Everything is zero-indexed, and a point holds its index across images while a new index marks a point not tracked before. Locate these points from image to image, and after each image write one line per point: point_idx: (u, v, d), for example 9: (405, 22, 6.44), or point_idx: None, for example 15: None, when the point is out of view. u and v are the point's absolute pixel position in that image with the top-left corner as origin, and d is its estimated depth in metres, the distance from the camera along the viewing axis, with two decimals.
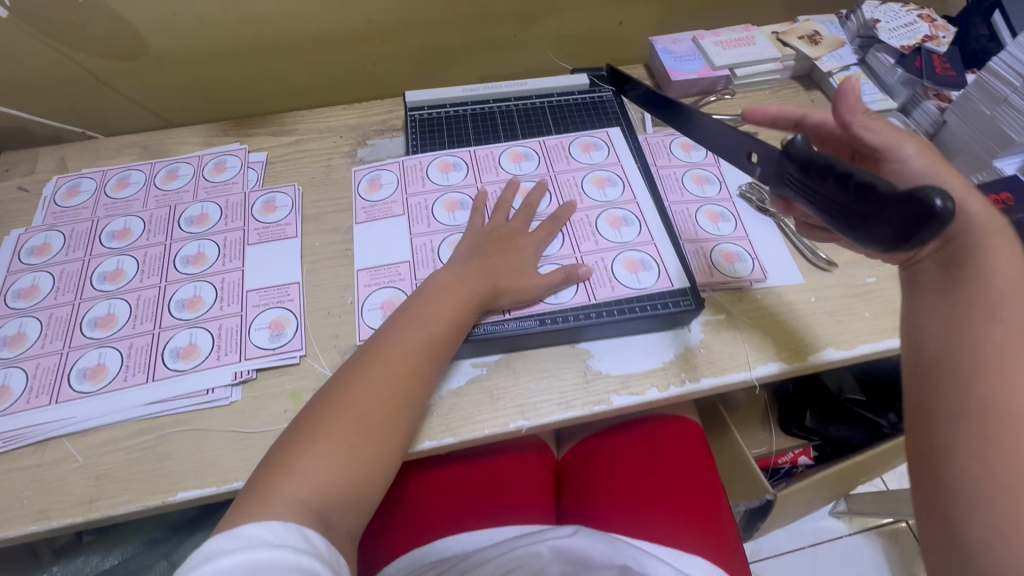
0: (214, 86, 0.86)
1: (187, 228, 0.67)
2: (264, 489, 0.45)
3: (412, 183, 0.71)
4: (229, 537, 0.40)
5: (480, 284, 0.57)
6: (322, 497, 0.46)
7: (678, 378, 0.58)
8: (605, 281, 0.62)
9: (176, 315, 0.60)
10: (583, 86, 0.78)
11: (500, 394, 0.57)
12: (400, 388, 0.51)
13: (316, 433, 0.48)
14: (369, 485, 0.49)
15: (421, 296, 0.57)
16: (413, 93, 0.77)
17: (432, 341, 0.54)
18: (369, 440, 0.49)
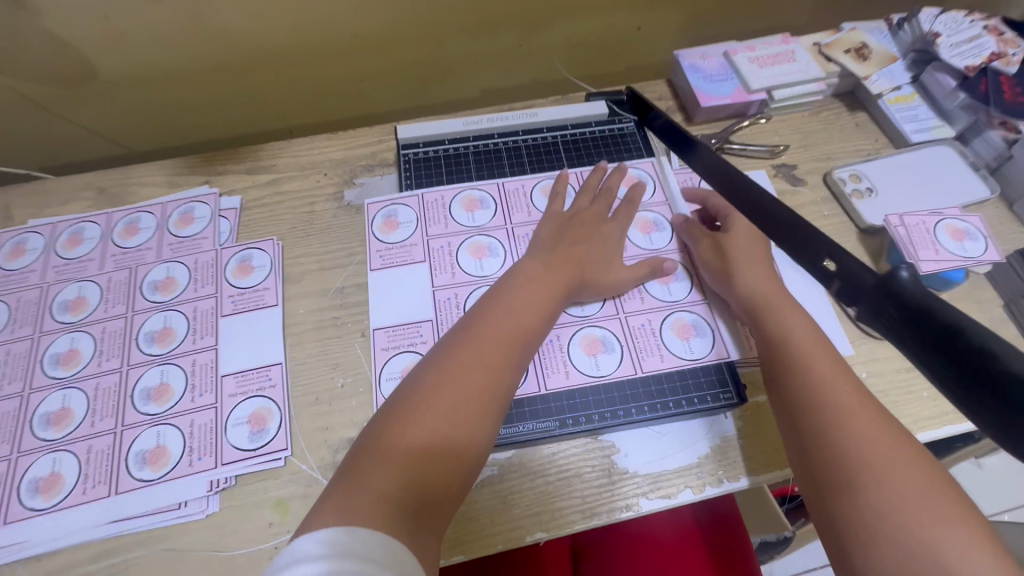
0: (178, 108, 0.76)
1: (151, 296, 0.59)
2: (354, 481, 0.39)
3: (433, 223, 0.62)
4: (309, 542, 0.33)
5: (568, 269, 0.54)
6: (413, 492, 0.39)
7: (715, 477, 0.51)
8: (653, 349, 0.56)
9: (141, 410, 0.52)
10: (601, 116, 0.69)
11: (518, 493, 0.50)
12: (498, 370, 0.46)
13: (412, 412, 0.43)
14: (464, 477, 0.43)
15: (510, 284, 0.52)
16: (406, 128, 0.67)
17: (525, 329, 0.49)
18: (462, 430, 0.43)
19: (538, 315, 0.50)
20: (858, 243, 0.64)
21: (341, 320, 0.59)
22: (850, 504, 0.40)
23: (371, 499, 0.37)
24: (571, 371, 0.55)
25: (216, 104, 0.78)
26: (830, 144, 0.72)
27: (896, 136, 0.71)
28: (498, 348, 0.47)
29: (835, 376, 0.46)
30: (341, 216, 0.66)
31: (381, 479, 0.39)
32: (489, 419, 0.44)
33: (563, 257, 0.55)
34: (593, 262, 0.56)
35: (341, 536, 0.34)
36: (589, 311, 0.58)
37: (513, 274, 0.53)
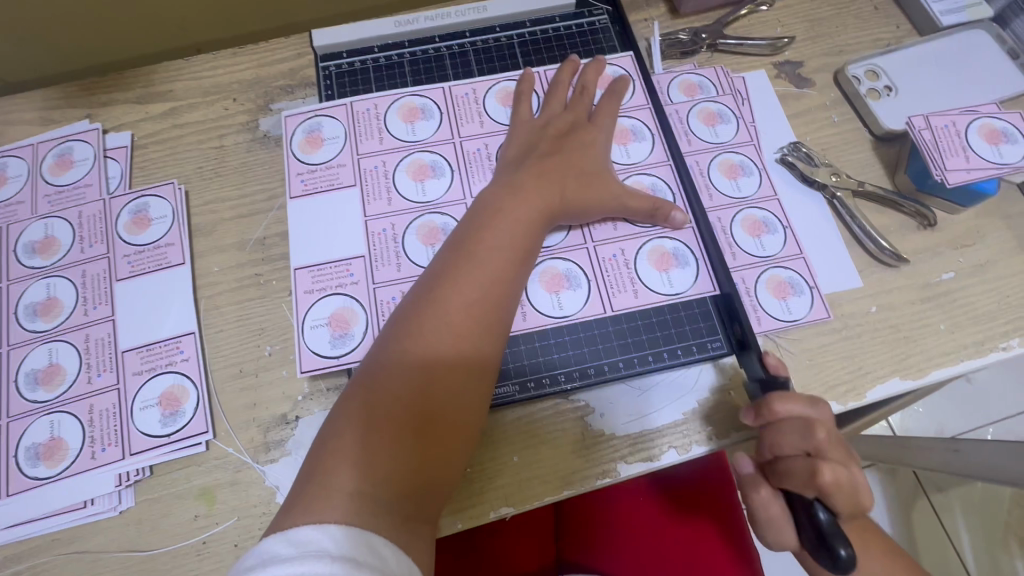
0: (47, 25, 0.62)
1: (28, 261, 0.49)
2: (316, 479, 0.33)
3: (365, 138, 0.50)
4: (285, 539, 0.29)
5: (536, 189, 0.44)
6: (386, 483, 0.33)
7: (703, 435, 0.44)
8: (626, 284, 0.48)
9: (27, 397, 0.44)
10: (566, 9, 0.56)
11: (495, 467, 0.44)
12: (475, 327, 0.38)
13: (378, 391, 0.36)
14: (452, 461, 0.36)
15: (477, 216, 0.43)
16: (324, 34, 0.54)
17: (502, 279, 0.40)
18: (437, 408, 0.36)
19: (512, 257, 0.41)
20: (872, 153, 0.54)
21: (263, 277, 0.49)
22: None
23: (338, 501, 0.31)
24: (531, 311, 0.47)
25: (94, 17, 0.63)
26: (842, 34, 0.59)
27: (922, 20, 0.59)
28: (469, 307, 0.38)
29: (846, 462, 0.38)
30: (256, 151, 0.54)
31: (350, 473, 0.33)
32: (472, 386, 0.37)
33: (534, 175, 0.45)
34: (573, 181, 0.46)
35: (323, 533, 0.29)
36: (552, 241, 0.48)
37: (479, 208, 0.44)
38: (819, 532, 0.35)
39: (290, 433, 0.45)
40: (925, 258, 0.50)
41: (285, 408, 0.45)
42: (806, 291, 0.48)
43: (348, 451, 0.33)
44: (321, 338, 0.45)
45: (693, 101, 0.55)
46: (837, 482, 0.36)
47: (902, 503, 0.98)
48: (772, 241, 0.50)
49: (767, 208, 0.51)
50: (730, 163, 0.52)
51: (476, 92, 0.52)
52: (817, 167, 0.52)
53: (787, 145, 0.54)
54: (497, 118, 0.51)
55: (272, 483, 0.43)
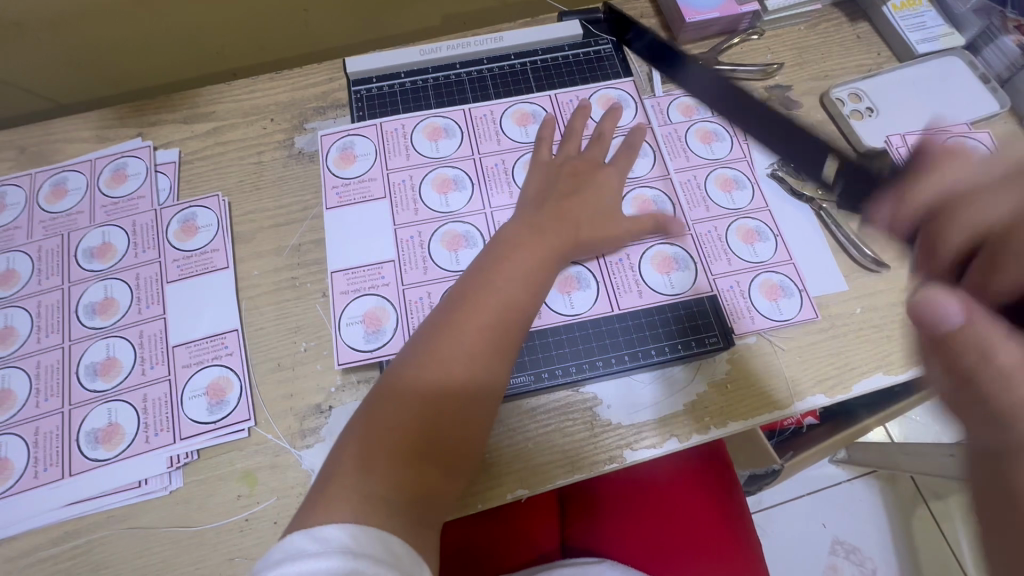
0: (101, 53, 0.68)
1: (88, 265, 0.53)
2: (340, 478, 0.37)
3: (393, 154, 0.56)
4: (310, 536, 0.32)
5: (551, 217, 0.49)
6: (400, 490, 0.37)
7: (702, 424, 0.49)
8: (631, 286, 0.52)
9: (87, 387, 0.49)
10: (575, 37, 0.62)
11: (510, 463, 0.48)
12: (485, 354, 0.43)
13: (397, 405, 0.40)
14: (456, 471, 0.40)
15: (493, 252, 0.47)
16: (355, 60, 0.59)
17: (514, 307, 0.44)
18: (448, 425, 0.40)
19: (525, 288, 0.45)
20: (856, 168, 0.59)
21: (299, 280, 0.54)
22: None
23: (359, 500, 0.35)
24: (544, 310, 0.51)
25: (142, 45, 0.69)
26: (828, 61, 0.65)
27: (900, 48, 0.65)
28: (483, 335, 0.43)
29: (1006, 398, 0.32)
30: (291, 166, 0.60)
31: (369, 473, 0.37)
32: (479, 409, 0.42)
33: (551, 214, 0.49)
34: (582, 212, 0.50)
35: (344, 533, 0.32)
36: None
37: (497, 242, 0.48)
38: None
39: (324, 421, 0.49)
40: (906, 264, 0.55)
41: (320, 399, 0.50)
42: (796, 294, 0.53)
43: (369, 452, 0.38)
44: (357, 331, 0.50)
45: (691, 121, 0.60)
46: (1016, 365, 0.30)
47: (904, 509, 1.00)
48: (765, 248, 0.55)
49: (759, 218, 0.56)
50: (726, 177, 0.57)
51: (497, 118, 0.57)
52: (806, 181, 0.57)
53: (778, 161, 0.60)
54: (513, 136, 0.57)
55: (308, 467, 0.48)
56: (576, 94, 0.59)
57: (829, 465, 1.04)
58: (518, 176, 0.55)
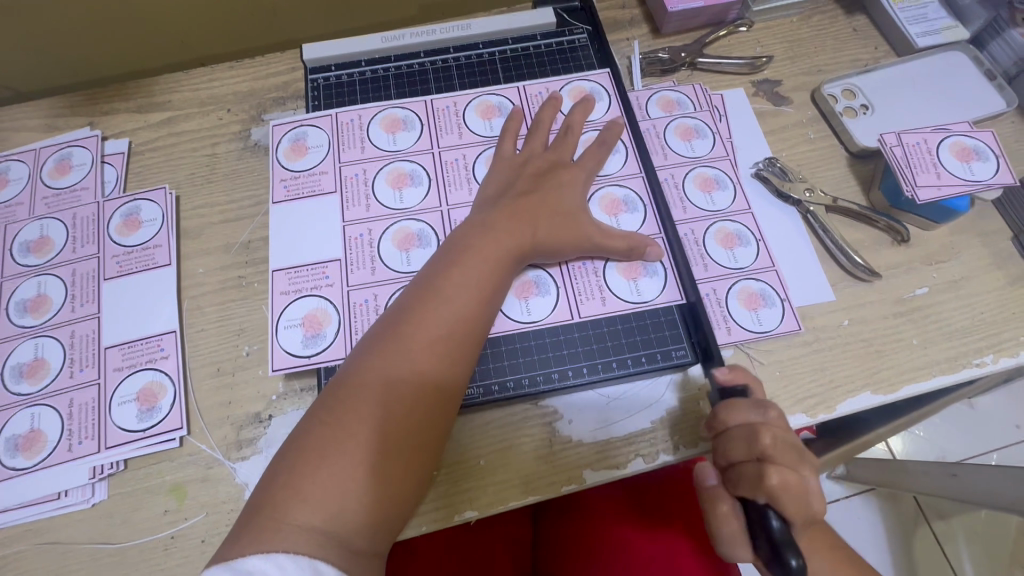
0: (57, 40, 0.65)
1: (23, 259, 0.51)
2: (269, 513, 0.33)
3: (347, 147, 0.52)
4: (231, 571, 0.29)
5: (509, 220, 0.45)
6: (339, 524, 0.34)
7: (670, 444, 0.45)
8: (594, 291, 0.48)
9: (11, 389, 0.46)
10: (548, 26, 0.58)
11: (463, 482, 0.44)
12: (434, 368, 0.39)
13: (332, 427, 0.36)
14: (406, 497, 0.37)
15: (446, 255, 0.44)
16: (313, 47, 0.56)
17: (468, 314, 0.41)
18: (395, 447, 0.36)
19: (480, 294, 0.42)
20: (847, 170, 0.55)
21: (246, 280, 0.51)
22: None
23: (292, 537, 0.32)
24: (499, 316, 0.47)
25: (101, 31, 0.66)
26: (821, 54, 0.61)
27: (899, 42, 0.60)
28: (433, 349, 0.39)
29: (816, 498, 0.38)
30: (246, 159, 0.56)
31: (307, 506, 0.33)
32: (429, 427, 0.38)
33: (508, 214, 0.46)
34: (546, 214, 0.46)
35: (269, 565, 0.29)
36: None
37: (451, 245, 0.44)
38: (771, 542, 0.34)
39: (263, 431, 0.46)
40: (899, 273, 0.51)
41: (259, 407, 0.46)
42: (777, 303, 0.49)
43: (307, 483, 0.34)
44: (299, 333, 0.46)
45: (670, 116, 0.56)
46: (784, 483, 0.35)
47: (904, 531, 0.96)
48: (744, 253, 0.51)
49: (739, 221, 0.52)
50: (704, 177, 0.53)
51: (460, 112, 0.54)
52: (792, 183, 0.53)
53: (762, 160, 0.56)
54: (476, 129, 0.53)
55: (242, 481, 0.44)
56: (546, 86, 0.55)
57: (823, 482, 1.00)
58: (478, 172, 0.51)
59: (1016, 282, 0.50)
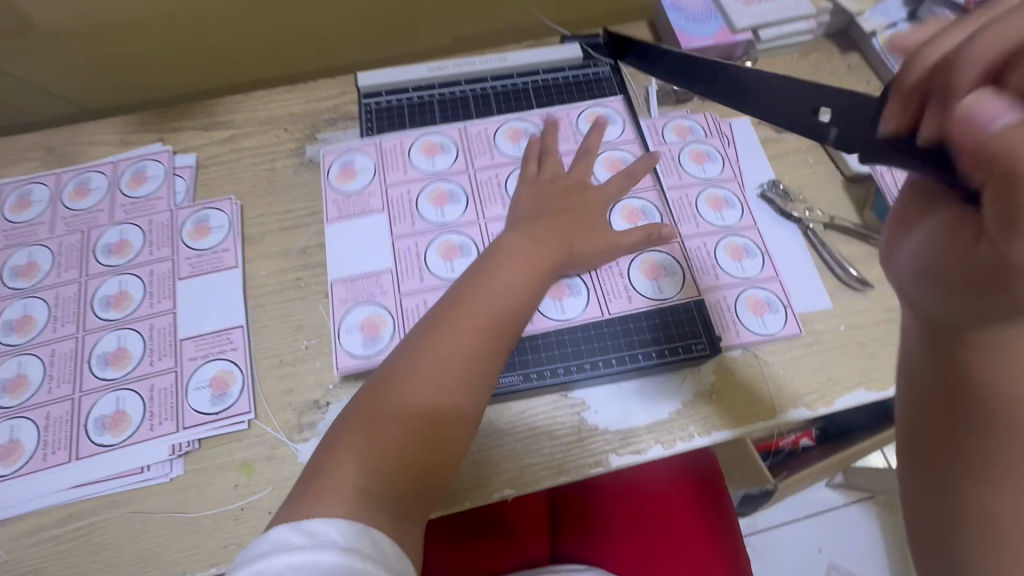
0: (126, 63, 0.72)
1: (105, 260, 0.56)
2: (329, 477, 0.38)
3: (391, 170, 0.58)
4: (298, 530, 0.33)
5: (541, 230, 0.51)
6: (387, 488, 0.38)
7: (685, 433, 0.50)
8: (620, 291, 0.54)
9: (98, 375, 0.51)
10: (576, 60, 0.65)
11: (499, 464, 0.49)
12: (474, 360, 0.44)
13: (385, 406, 0.41)
14: (443, 475, 0.42)
15: (486, 260, 0.49)
16: (366, 74, 0.62)
17: (505, 313, 0.46)
18: (437, 426, 0.41)
19: (516, 296, 0.47)
20: (843, 191, 0.61)
21: (304, 281, 0.57)
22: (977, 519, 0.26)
23: (348, 496, 0.37)
24: (538, 316, 0.53)
25: (166, 56, 0.73)
26: None
27: (889, 78, 0.67)
28: (478, 337, 0.44)
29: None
30: (302, 174, 0.63)
31: (360, 468, 0.38)
32: (467, 413, 0.43)
33: (543, 227, 0.51)
34: (574, 227, 0.52)
35: (332, 528, 0.34)
36: None
37: (490, 253, 0.50)
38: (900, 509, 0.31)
39: (321, 416, 0.51)
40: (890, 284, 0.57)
41: (318, 395, 0.52)
42: (780, 309, 0.55)
43: (362, 448, 0.39)
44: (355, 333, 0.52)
45: (684, 141, 0.63)
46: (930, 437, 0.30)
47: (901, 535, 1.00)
48: (751, 265, 0.57)
49: (747, 236, 0.58)
50: (715, 196, 0.60)
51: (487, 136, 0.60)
52: (794, 203, 0.59)
53: (767, 181, 0.62)
54: (507, 152, 0.59)
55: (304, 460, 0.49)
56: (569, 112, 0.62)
57: (823, 489, 1.05)
58: (510, 188, 0.57)
59: None
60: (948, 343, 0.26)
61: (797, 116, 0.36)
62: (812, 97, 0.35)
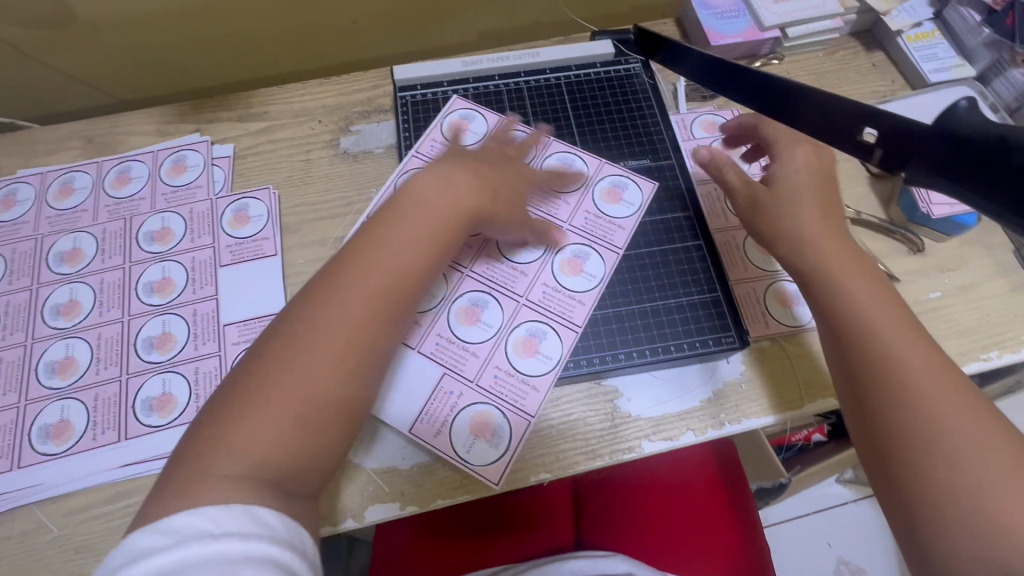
0: (161, 55, 0.73)
1: (148, 247, 0.58)
2: (200, 452, 0.36)
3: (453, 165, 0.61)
4: (157, 530, 0.32)
5: (470, 200, 0.48)
6: (267, 467, 0.36)
7: (716, 420, 0.52)
8: (611, 227, 0.58)
9: (144, 358, 0.52)
10: (607, 56, 0.66)
11: (531, 449, 0.51)
12: (361, 322, 0.41)
13: (264, 375, 0.38)
14: (328, 443, 0.39)
15: (371, 226, 0.46)
16: (403, 69, 0.65)
17: (387, 280, 0.43)
18: (321, 393, 0.39)
19: (398, 263, 0.44)
20: (870, 188, 0.62)
21: None
22: (915, 463, 0.39)
23: (218, 479, 0.35)
24: (580, 296, 0.55)
25: (200, 50, 0.74)
26: (844, 86, 0.69)
27: (914, 77, 0.68)
28: (370, 302, 0.42)
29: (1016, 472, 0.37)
30: (337, 165, 0.64)
31: (249, 430, 0.36)
32: (352, 376, 0.40)
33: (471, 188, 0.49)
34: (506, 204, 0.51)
35: (200, 518, 0.32)
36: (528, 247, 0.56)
37: (377, 216, 0.46)
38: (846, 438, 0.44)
39: None
40: (916, 278, 0.58)
41: None
42: None
43: (251, 403, 0.37)
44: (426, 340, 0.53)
45: (713, 137, 0.64)
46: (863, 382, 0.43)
47: None
48: None
49: None
50: None
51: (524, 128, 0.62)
52: None
53: None
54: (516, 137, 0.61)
55: None
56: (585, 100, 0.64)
57: (835, 485, 1.07)
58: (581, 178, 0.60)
59: (1019, 289, 0.57)
60: (855, 341, 0.43)
61: (843, 132, 0.41)
62: (856, 118, 0.40)
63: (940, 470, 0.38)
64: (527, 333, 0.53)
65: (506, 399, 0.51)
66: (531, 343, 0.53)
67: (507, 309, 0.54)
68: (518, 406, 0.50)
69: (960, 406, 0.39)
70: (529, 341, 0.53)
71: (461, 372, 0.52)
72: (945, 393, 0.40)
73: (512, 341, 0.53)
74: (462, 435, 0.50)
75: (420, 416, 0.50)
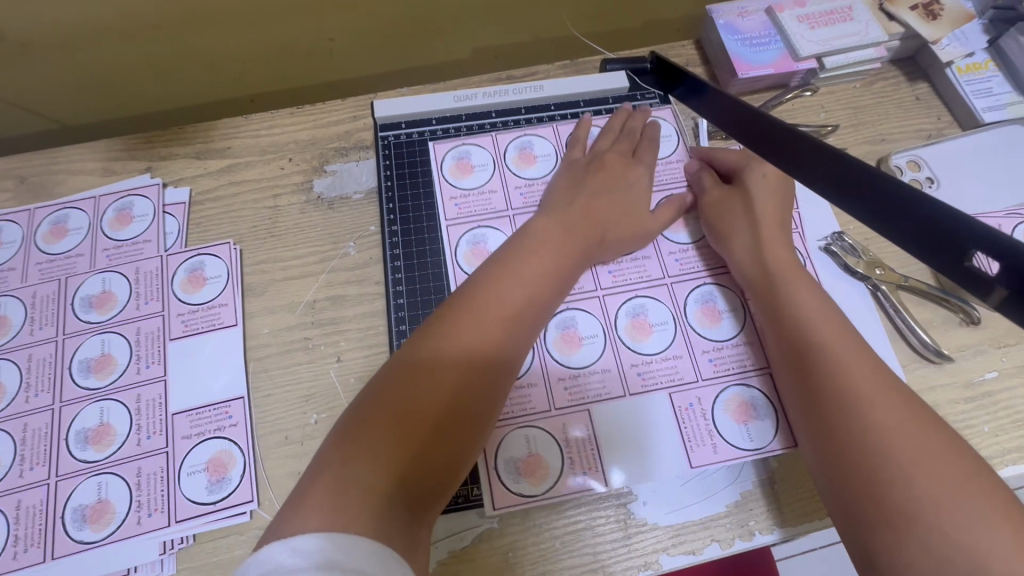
0: (112, 76, 0.64)
1: (85, 315, 0.49)
2: (335, 468, 0.32)
3: (494, 200, 0.55)
4: (287, 548, 0.27)
5: (584, 230, 0.48)
6: (407, 489, 0.33)
7: (746, 529, 0.45)
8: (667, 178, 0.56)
9: (77, 456, 0.45)
10: (620, 91, 0.59)
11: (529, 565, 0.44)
12: (501, 336, 0.40)
13: (405, 382, 0.36)
14: (448, 480, 0.36)
15: (519, 244, 0.46)
16: (385, 105, 0.58)
17: (528, 303, 0.42)
18: (452, 420, 0.36)
19: (545, 281, 0.44)
20: None
21: (312, 342, 0.50)
22: (894, 510, 0.34)
23: (352, 496, 0.31)
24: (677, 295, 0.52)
25: (156, 69, 0.65)
26: (885, 123, 0.61)
27: (964, 114, 0.60)
28: (506, 323, 0.41)
29: (1000, 518, 0.32)
30: (309, 213, 0.55)
31: (384, 437, 0.34)
32: (489, 408, 0.38)
33: (582, 215, 0.49)
34: (616, 220, 0.50)
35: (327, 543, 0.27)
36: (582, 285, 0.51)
37: (519, 236, 0.47)
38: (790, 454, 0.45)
39: None
40: (970, 355, 0.51)
41: None
42: None
43: (361, 445, 0.33)
44: (555, 392, 0.47)
45: None
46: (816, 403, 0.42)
47: None
48: None
49: None
50: None
51: (600, 124, 0.58)
52: (862, 260, 0.53)
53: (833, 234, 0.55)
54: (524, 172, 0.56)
55: None
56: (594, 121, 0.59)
57: None
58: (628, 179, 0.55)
59: None
60: (806, 346, 0.43)
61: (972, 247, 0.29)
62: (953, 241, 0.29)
63: (915, 510, 0.33)
64: (699, 303, 0.51)
65: (743, 366, 0.49)
66: (709, 308, 0.51)
67: (664, 298, 0.52)
68: (755, 366, 0.48)
69: (922, 434, 0.36)
70: (707, 308, 0.51)
71: (679, 380, 0.48)
72: (907, 424, 0.37)
73: (622, 330, 0.50)
74: (730, 427, 0.47)
75: (687, 446, 0.46)
